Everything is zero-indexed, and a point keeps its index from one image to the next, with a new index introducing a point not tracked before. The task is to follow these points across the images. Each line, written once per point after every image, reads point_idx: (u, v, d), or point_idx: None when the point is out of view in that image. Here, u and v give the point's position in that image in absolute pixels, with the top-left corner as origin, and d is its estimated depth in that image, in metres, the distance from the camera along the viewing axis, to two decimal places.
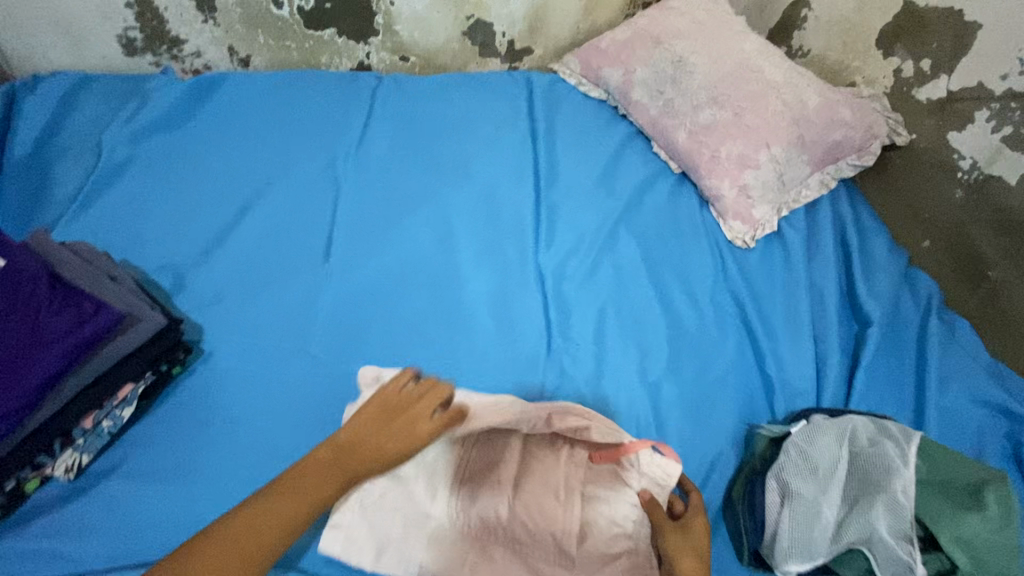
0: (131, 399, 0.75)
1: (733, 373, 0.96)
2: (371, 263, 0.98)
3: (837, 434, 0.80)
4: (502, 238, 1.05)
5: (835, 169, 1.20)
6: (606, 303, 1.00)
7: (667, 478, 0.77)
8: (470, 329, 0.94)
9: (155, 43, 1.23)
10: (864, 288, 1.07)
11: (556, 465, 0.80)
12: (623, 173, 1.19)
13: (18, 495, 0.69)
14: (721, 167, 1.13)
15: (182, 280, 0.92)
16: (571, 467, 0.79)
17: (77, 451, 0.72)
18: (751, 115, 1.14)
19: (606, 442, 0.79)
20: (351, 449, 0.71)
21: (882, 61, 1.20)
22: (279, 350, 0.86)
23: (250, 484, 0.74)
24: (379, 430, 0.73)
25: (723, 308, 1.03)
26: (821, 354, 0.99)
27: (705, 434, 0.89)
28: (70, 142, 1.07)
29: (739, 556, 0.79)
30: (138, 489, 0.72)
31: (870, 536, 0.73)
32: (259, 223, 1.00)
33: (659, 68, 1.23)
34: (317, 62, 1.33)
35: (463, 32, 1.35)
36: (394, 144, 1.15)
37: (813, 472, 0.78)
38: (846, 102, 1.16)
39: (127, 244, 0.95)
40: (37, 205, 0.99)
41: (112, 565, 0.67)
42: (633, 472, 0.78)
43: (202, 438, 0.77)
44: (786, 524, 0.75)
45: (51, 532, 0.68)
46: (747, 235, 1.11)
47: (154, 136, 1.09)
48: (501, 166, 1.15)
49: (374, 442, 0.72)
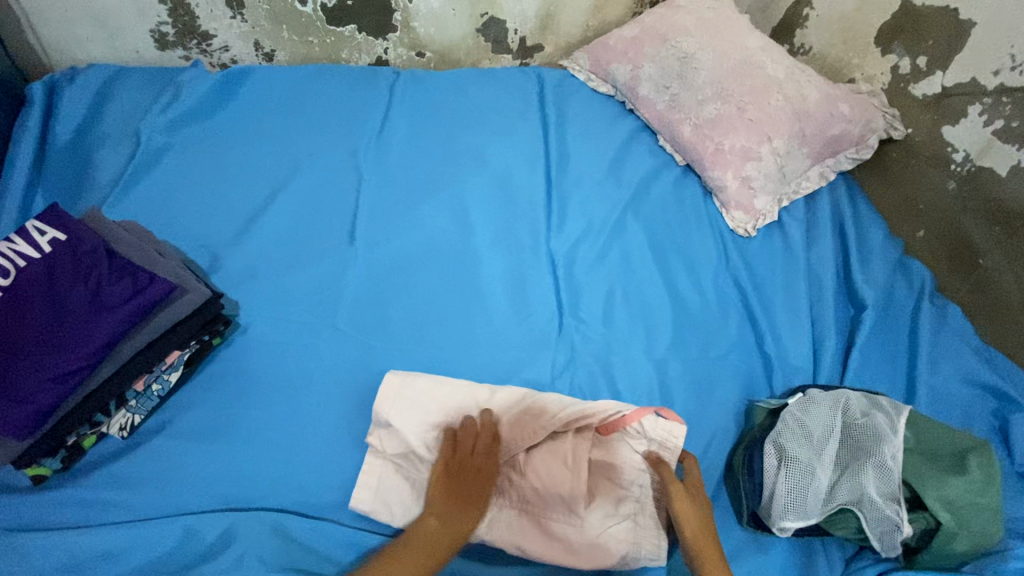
0: (177, 365, 0.82)
1: (734, 352, 1.02)
2: (393, 246, 1.04)
3: (830, 405, 0.86)
4: (516, 223, 1.11)
5: (834, 161, 1.25)
6: (614, 285, 1.05)
7: (671, 440, 0.83)
8: (486, 307, 1.00)
9: (186, 38, 1.30)
10: (859, 274, 1.12)
11: (564, 435, 0.81)
12: (631, 164, 1.24)
13: (77, 450, 0.76)
14: (725, 159, 1.18)
15: (218, 260, 0.98)
16: (580, 439, 0.81)
17: (130, 411, 0.79)
18: (754, 109, 1.19)
19: (611, 415, 0.83)
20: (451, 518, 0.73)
21: (880, 58, 1.26)
22: (310, 324, 0.92)
23: (287, 443, 0.81)
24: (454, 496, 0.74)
25: (725, 292, 1.09)
26: (818, 335, 1.05)
27: (708, 409, 0.94)
28: (109, 130, 1.13)
29: (739, 518, 0.84)
30: (183, 447, 0.78)
31: (860, 497, 0.79)
32: (289, 208, 1.06)
33: (665, 64, 1.28)
34: (338, 57, 1.39)
35: (477, 28, 1.40)
36: (413, 135, 1.21)
37: (808, 438, 0.83)
38: (844, 98, 1.21)
39: (166, 226, 1.02)
40: (81, 189, 1.05)
41: (164, 512, 0.74)
42: (641, 440, 0.84)
43: (240, 403, 0.83)
44: (783, 485, 0.80)
45: (106, 483, 0.75)
46: (749, 224, 1.16)
47: (188, 125, 1.15)
48: (515, 156, 1.21)
49: (454, 509, 0.73)
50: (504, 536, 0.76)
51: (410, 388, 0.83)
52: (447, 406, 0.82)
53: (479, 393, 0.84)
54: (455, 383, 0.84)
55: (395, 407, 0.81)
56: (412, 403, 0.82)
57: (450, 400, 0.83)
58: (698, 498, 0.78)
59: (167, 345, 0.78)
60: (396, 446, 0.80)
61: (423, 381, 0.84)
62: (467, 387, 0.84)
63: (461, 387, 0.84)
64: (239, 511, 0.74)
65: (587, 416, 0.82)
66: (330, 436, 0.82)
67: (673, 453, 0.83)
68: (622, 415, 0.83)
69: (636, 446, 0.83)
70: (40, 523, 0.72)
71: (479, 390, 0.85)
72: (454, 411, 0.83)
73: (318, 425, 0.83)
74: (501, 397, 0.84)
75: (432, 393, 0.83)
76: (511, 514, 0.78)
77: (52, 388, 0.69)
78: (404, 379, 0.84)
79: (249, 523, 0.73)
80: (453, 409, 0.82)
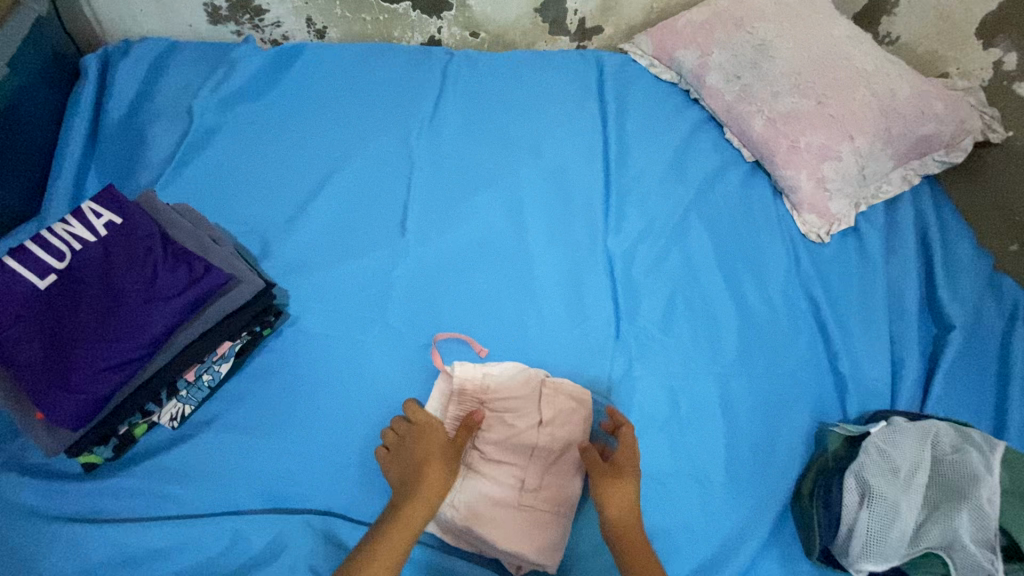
0: (228, 355, 0.81)
1: (805, 368, 0.94)
2: (444, 238, 0.99)
3: (919, 435, 0.78)
4: (572, 217, 1.05)
5: (920, 164, 1.14)
6: (675, 290, 0.99)
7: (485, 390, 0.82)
8: (541, 305, 0.95)
9: (238, 13, 1.26)
10: (946, 291, 1.03)
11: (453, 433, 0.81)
12: (694, 159, 1.16)
13: (128, 439, 0.75)
14: (800, 157, 1.09)
15: (268, 246, 0.96)
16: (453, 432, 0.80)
17: (181, 401, 0.77)
18: (836, 104, 1.08)
19: (470, 398, 0.82)
20: (419, 439, 0.73)
21: (980, 52, 1.12)
22: (359, 318, 0.89)
23: (335, 443, 0.78)
24: (426, 441, 0.73)
25: (795, 303, 1.01)
26: (897, 355, 0.96)
27: (776, 432, 0.87)
28: (160, 106, 1.10)
29: (808, 552, 0.79)
30: (232, 442, 0.76)
31: (950, 541, 0.72)
32: (339, 194, 1.02)
33: (738, 51, 1.18)
34: (390, 36, 1.34)
35: (535, 8, 1.32)
36: (466, 119, 1.15)
37: (893, 472, 0.77)
38: (938, 95, 1.09)
39: (215, 209, 0.99)
40: (134, 167, 1.04)
41: (209, 510, 0.72)
42: (478, 397, 0.82)
43: (287, 399, 0.81)
44: (863, 523, 0.74)
45: (153, 475, 0.73)
46: (822, 230, 1.08)
47: (240, 105, 1.12)
48: (571, 144, 1.15)
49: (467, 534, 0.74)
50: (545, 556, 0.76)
51: (458, 387, 0.82)
52: (488, 399, 0.82)
53: (523, 383, 0.83)
54: (497, 383, 0.83)
55: (448, 399, 0.82)
56: (461, 393, 0.82)
57: (487, 392, 0.82)
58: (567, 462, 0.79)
59: (218, 336, 0.76)
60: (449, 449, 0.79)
61: (467, 379, 0.82)
62: (512, 383, 0.83)
63: (502, 382, 0.83)
64: (286, 513, 0.72)
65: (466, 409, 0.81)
66: (379, 438, 0.79)
67: (506, 409, 0.81)
68: (479, 380, 0.82)
69: (473, 406, 0.82)
70: (86, 514, 0.70)
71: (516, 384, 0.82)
72: (518, 415, 0.80)
73: (368, 424, 0.80)
74: (539, 390, 0.82)
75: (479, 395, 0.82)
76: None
77: (104, 378, 0.67)
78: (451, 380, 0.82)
79: (298, 528, 0.71)
80: (497, 407, 0.81)
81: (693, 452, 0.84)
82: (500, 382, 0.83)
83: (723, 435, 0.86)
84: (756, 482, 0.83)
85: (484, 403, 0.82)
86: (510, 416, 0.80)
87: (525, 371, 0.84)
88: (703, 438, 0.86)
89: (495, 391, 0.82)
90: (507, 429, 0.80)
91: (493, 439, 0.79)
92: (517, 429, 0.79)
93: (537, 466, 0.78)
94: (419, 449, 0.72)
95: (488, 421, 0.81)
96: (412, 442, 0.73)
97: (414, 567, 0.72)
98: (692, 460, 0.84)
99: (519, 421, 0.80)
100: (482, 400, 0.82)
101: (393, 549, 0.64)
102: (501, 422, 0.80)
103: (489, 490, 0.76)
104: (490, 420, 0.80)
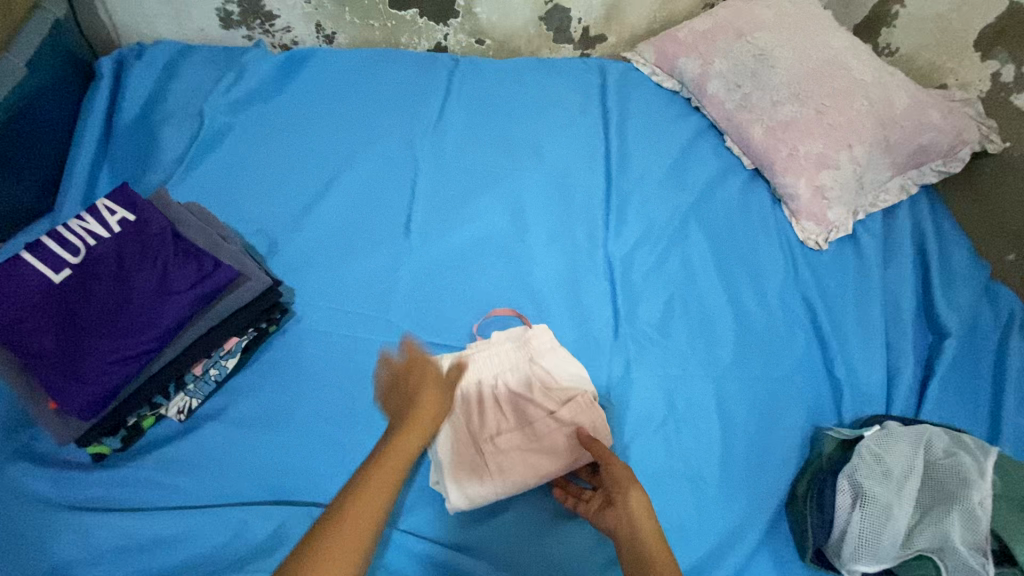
0: (234, 351, 0.83)
1: (800, 372, 0.95)
2: (448, 239, 1.01)
3: (912, 440, 0.79)
4: (574, 221, 1.07)
5: (918, 174, 1.15)
6: (673, 293, 1.01)
7: (538, 363, 0.86)
8: (542, 307, 0.96)
9: (250, 18, 1.29)
10: (942, 299, 1.04)
11: (475, 391, 0.84)
12: (695, 166, 1.18)
13: (136, 430, 0.77)
14: (798, 165, 1.10)
15: (275, 246, 0.98)
16: (480, 390, 0.84)
17: (188, 395, 0.79)
18: (835, 114, 1.10)
19: (522, 363, 0.86)
20: (419, 375, 0.78)
21: (978, 64, 1.14)
22: (363, 316, 0.91)
23: (337, 437, 0.79)
24: (422, 380, 0.78)
25: (792, 308, 1.02)
26: (893, 360, 0.97)
27: (772, 436, 0.88)
28: (172, 108, 1.13)
29: (802, 554, 0.80)
30: (236, 434, 0.78)
31: (942, 545, 0.73)
32: (346, 196, 1.04)
33: (739, 61, 1.20)
34: (397, 42, 1.36)
35: (540, 16, 1.35)
36: (471, 124, 1.18)
37: (886, 476, 0.78)
38: (935, 105, 1.11)
39: (224, 208, 1.02)
40: (145, 166, 1.06)
41: (214, 501, 0.74)
42: (534, 364, 0.86)
43: (293, 393, 0.82)
44: (856, 525, 0.76)
45: (159, 466, 0.75)
46: (821, 237, 1.09)
47: (250, 108, 1.15)
48: (573, 149, 1.17)
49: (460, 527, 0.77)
50: (542, 558, 0.74)
51: (523, 343, 0.87)
52: (534, 366, 0.85)
53: (576, 378, 0.85)
54: (554, 369, 0.85)
55: (509, 343, 0.87)
56: (524, 345, 0.87)
57: (543, 365, 0.86)
58: (541, 468, 0.77)
59: (226, 331, 0.78)
60: (461, 415, 0.82)
61: (535, 349, 0.86)
62: (570, 376, 0.85)
63: (565, 368, 0.86)
64: (288, 505, 0.73)
65: (520, 371, 0.85)
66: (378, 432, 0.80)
67: (541, 385, 0.84)
68: (545, 342, 0.87)
69: (526, 363, 0.86)
70: (93, 503, 0.72)
71: (557, 373, 0.85)
72: (539, 386, 0.84)
73: (369, 420, 0.81)
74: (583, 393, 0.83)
75: (514, 361, 0.86)
76: (547, 520, 0.77)
77: (115, 370, 0.69)
78: (526, 337, 0.87)
79: (299, 520, 0.72)
80: (535, 373, 0.85)
81: (689, 453, 0.86)
82: (550, 365, 0.86)
83: (719, 437, 0.87)
84: (751, 484, 0.84)
85: (530, 367, 0.85)
86: (542, 386, 0.84)
87: (580, 383, 0.85)
88: (700, 439, 0.87)
89: (543, 364, 0.86)
90: (527, 392, 0.84)
91: (507, 403, 0.83)
92: (535, 398, 0.83)
93: (522, 436, 0.80)
94: (419, 389, 0.77)
95: (527, 386, 0.84)
96: (408, 381, 0.78)
97: (413, 561, 0.73)
98: (688, 461, 0.85)
99: (542, 396, 0.83)
100: (528, 360, 0.86)
101: (389, 476, 0.65)
102: (528, 386, 0.84)
103: (472, 455, 0.78)
104: (526, 377, 0.85)
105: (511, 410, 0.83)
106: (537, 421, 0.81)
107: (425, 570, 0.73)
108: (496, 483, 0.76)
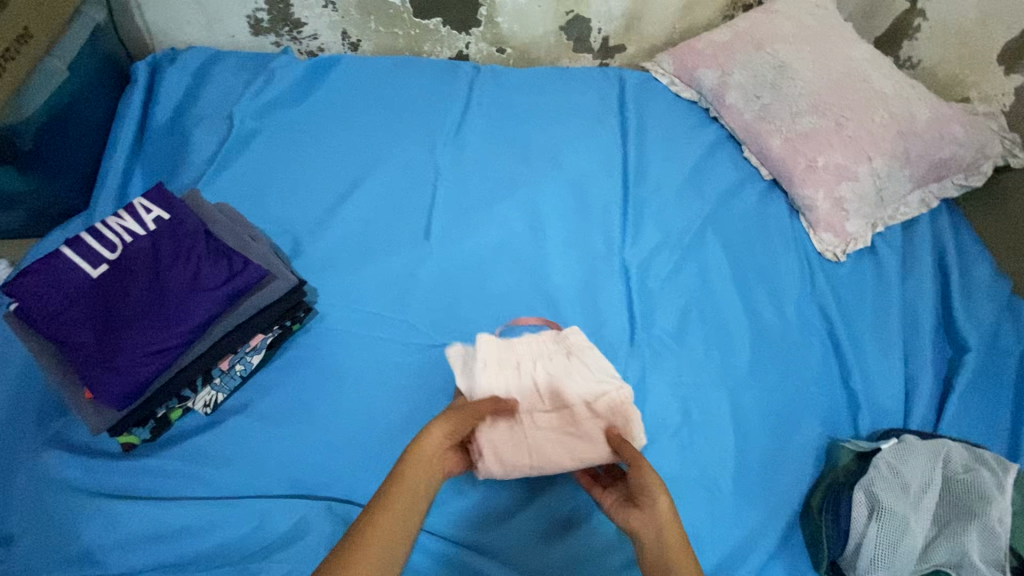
0: (260, 348, 0.85)
1: (817, 383, 0.95)
2: (466, 243, 1.03)
3: (930, 454, 0.79)
4: (591, 228, 1.08)
5: (939, 187, 1.15)
6: (690, 301, 1.01)
7: (576, 352, 0.84)
8: (558, 311, 0.97)
9: (279, 25, 1.33)
10: (962, 313, 1.03)
11: (513, 371, 0.81)
12: (713, 175, 1.19)
13: (165, 422, 0.79)
14: (817, 176, 1.10)
15: (299, 246, 1.00)
16: (518, 371, 0.81)
17: (214, 389, 0.82)
18: (855, 126, 1.10)
19: (558, 351, 0.85)
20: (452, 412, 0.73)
21: (1001, 78, 1.13)
22: (385, 317, 0.93)
23: (355, 434, 0.81)
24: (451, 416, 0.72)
25: (809, 320, 1.02)
26: (911, 373, 0.97)
27: (787, 447, 0.88)
28: (203, 110, 1.17)
29: (816, 564, 0.80)
30: (260, 429, 0.80)
31: (960, 560, 0.72)
32: (369, 199, 1.07)
33: (758, 72, 1.21)
34: (419, 49, 1.39)
35: (561, 26, 1.37)
36: (491, 130, 1.20)
37: (904, 489, 0.77)
38: (958, 119, 1.11)
39: (251, 209, 1.05)
40: (176, 167, 1.10)
41: (237, 493, 0.75)
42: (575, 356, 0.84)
43: (316, 388, 0.85)
44: (872, 539, 0.75)
45: (185, 457, 0.77)
46: (838, 248, 1.09)
47: (277, 112, 1.18)
48: (591, 157, 1.18)
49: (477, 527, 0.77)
50: (555, 559, 0.75)
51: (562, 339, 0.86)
52: (572, 357, 0.83)
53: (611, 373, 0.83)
54: (593, 365, 0.83)
55: (546, 336, 0.86)
56: (563, 340, 0.86)
57: (581, 360, 0.83)
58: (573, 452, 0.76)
59: (253, 328, 0.81)
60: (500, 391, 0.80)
61: (571, 345, 0.85)
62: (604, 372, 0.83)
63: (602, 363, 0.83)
64: (308, 499, 0.75)
65: (560, 357, 0.83)
66: (395, 430, 0.82)
67: (582, 372, 0.82)
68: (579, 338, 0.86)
69: (564, 352, 0.84)
70: (121, 491, 0.74)
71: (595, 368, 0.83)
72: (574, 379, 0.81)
73: (388, 419, 0.82)
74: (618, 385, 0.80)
75: (551, 350, 0.84)
76: (562, 522, 0.78)
77: (148, 362, 0.72)
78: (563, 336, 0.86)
79: (319, 514, 0.74)
80: (574, 363, 0.83)
81: (703, 460, 0.86)
82: (589, 356, 0.84)
83: (734, 445, 0.87)
84: (765, 494, 0.84)
85: (568, 360, 0.83)
86: (582, 374, 0.82)
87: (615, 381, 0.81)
88: (714, 447, 0.87)
89: (581, 355, 0.84)
90: (566, 378, 0.81)
91: (543, 387, 0.81)
92: (573, 386, 0.80)
93: (559, 419, 0.78)
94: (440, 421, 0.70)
95: (566, 372, 0.82)
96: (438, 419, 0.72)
97: (428, 559, 0.74)
98: (703, 469, 0.85)
99: (580, 385, 0.81)
100: (567, 351, 0.84)
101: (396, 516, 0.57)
102: (569, 372, 0.82)
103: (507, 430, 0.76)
104: (564, 365, 0.82)
105: (549, 394, 0.80)
106: (574, 407, 0.79)
107: (440, 567, 0.74)
108: (531, 458, 0.76)
